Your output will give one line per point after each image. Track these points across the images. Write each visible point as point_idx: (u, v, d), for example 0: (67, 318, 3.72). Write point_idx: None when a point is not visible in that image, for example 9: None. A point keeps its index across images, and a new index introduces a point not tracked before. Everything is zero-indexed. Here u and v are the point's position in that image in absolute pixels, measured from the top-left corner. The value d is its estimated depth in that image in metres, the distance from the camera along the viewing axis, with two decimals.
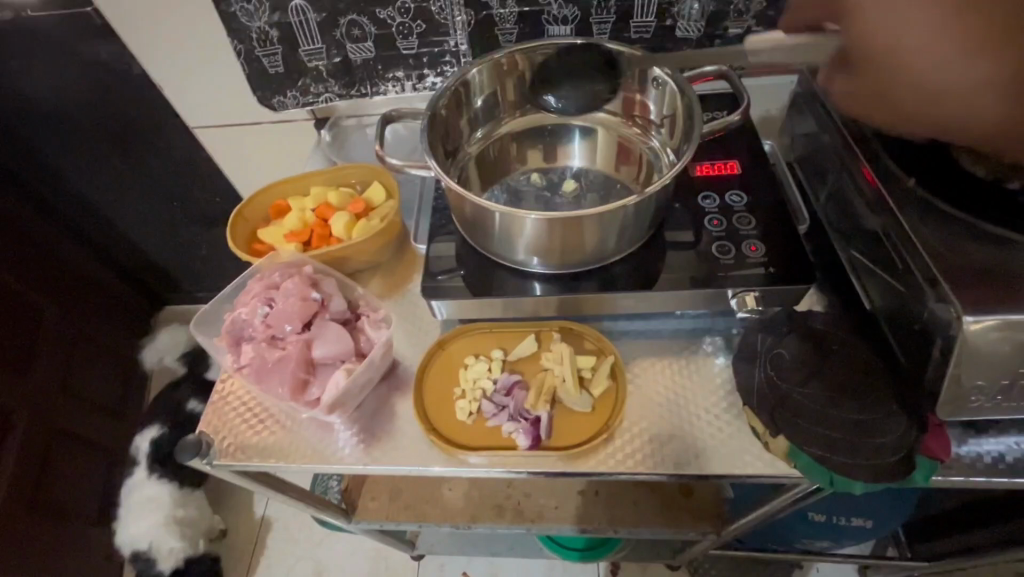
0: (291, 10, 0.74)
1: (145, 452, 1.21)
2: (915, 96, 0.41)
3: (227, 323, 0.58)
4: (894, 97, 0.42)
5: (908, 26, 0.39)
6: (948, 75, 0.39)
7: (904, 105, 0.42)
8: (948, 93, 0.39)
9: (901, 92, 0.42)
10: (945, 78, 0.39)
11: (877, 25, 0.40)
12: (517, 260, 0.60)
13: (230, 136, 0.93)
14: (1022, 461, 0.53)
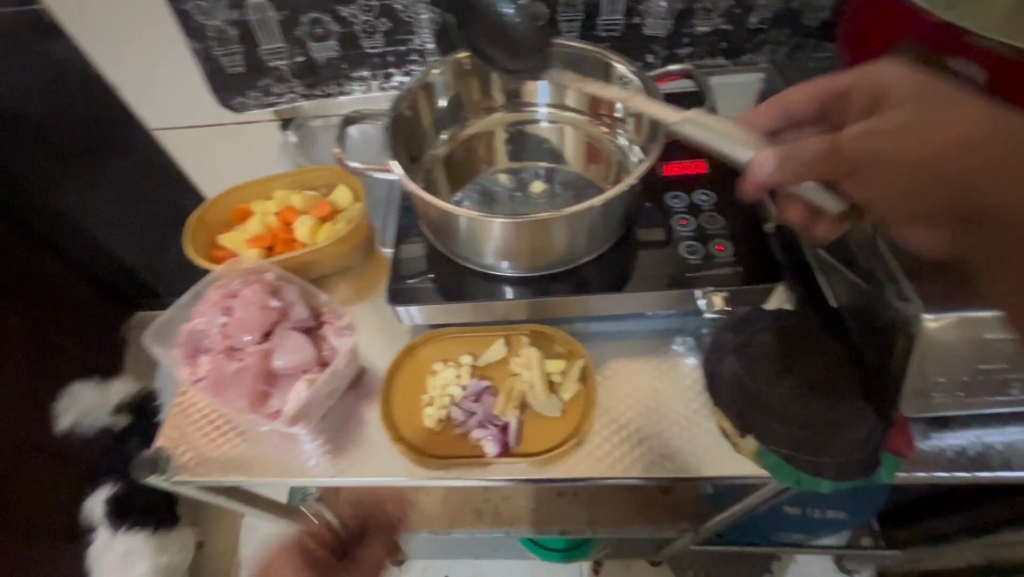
0: (249, 8, 0.71)
1: (106, 513, 1.15)
2: (903, 125, 0.38)
3: (183, 334, 0.57)
4: (881, 130, 0.39)
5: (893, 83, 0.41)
6: (947, 116, 0.37)
7: (891, 138, 0.38)
8: (942, 129, 0.37)
9: (890, 123, 0.39)
10: (943, 117, 0.37)
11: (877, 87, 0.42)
12: (486, 264, 0.59)
13: (193, 138, 0.90)
14: (985, 454, 0.53)
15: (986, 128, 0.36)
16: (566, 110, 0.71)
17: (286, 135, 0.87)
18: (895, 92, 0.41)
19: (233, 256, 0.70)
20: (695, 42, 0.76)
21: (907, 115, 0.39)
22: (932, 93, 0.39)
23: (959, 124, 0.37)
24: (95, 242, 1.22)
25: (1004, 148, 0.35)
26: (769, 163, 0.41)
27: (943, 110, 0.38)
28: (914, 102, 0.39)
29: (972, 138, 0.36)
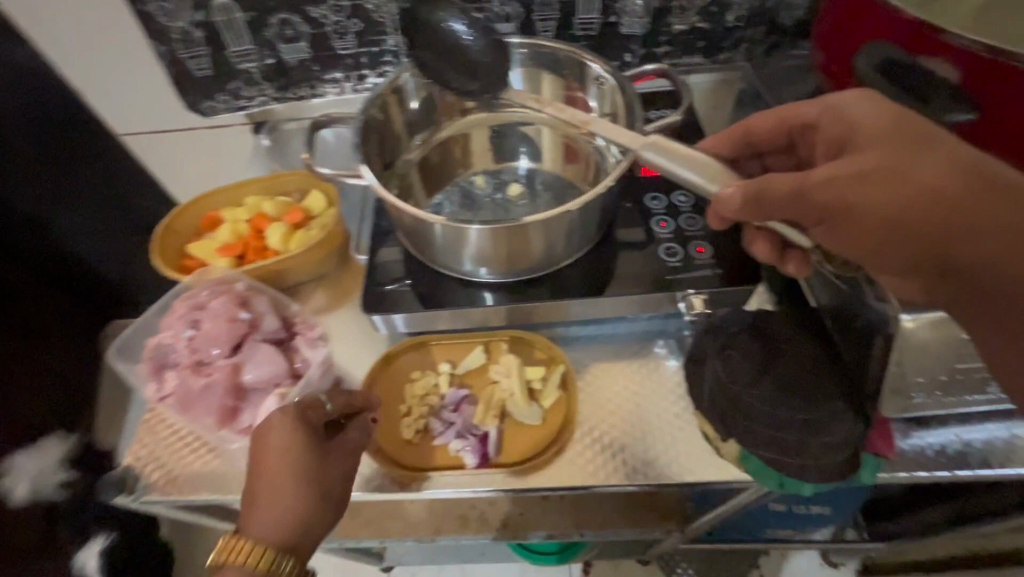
0: (215, 9, 0.69)
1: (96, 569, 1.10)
2: (877, 173, 0.36)
3: (149, 348, 0.55)
4: (854, 174, 0.36)
5: (869, 117, 0.39)
6: (919, 163, 0.35)
7: (863, 185, 0.36)
8: (915, 182, 0.35)
9: (862, 170, 0.36)
10: (917, 166, 0.35)
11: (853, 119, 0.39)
12: (464, 271, 0.58)
13: (162, 143, 0.87)
14: (964, 453, 0.53)
15: (955, 181, 0.35)
16: None
17: (259, 139, 0.85)
18: (868, 128, 0.38)
19: (203, 265, 0.68)
20: (672, 41, 0.76)
21: (879, 159, 0.36)
22: (906, 134, 0.36)
23: (932, 174, 0.35)
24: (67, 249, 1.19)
25: (976, 203, 0.34)
26: (742, 193, 0.40)
27: (916, 157, 0.36)
28: (887, 144, 0.37)
29: (944, 193, 0.35)
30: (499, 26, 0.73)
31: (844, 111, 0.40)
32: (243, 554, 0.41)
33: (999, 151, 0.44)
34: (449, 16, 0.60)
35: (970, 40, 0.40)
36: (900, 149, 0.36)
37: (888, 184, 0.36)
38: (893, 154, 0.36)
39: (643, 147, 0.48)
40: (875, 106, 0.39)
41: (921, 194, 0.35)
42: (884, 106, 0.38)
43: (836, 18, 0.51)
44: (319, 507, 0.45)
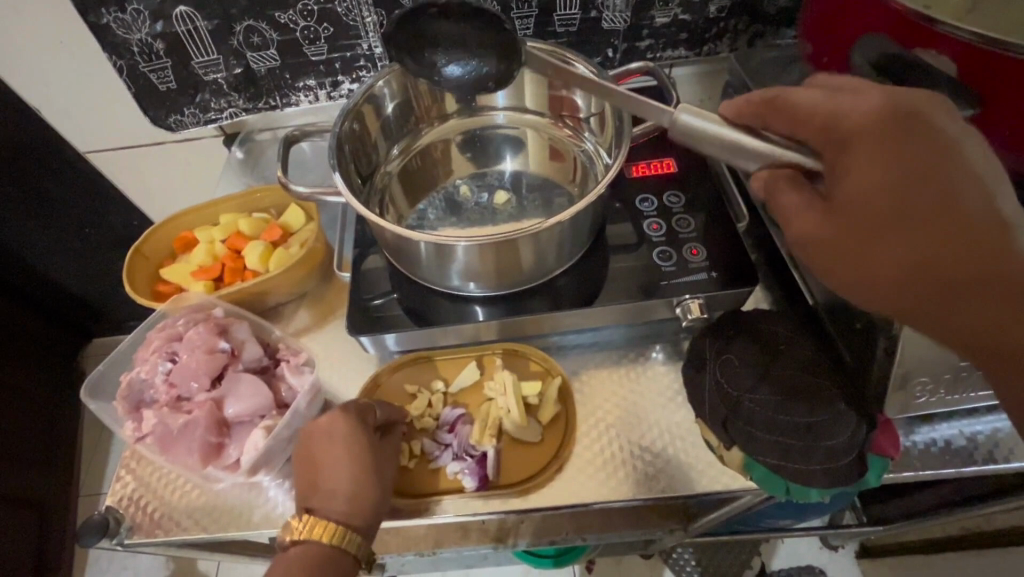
0: (175, 18, 0.65)
1: None
2: (856, 243, 0.34)
3: (124, 385, 0.52)
4: (827, 242, 0.35)
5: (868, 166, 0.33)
6: (902, 234, 0.32)
7: (837, 249, 0.35)
8: (888, 257, 0.33)
9: (841, 239, 0.34)
10: (896, 240, 0.33)
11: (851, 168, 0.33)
12: (453, 286, 0.56)
13: (131, 159, 0.84)
14: (969, 448, 0.53)
15: (943, 258, 0.32)
16: (526, 112, 0.68)
17: (231, 152, 0.79)
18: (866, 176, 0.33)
19: (179, 290, 0.65)
20: (655, 34, 0.74)
21: (863, 224, 0.33)
22: (901, 199, 0.32)
23: (911, 249, 0.32)
24: (39, 270, 1.15)
25: (947, 288, 0.33)
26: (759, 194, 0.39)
27: (903, 227, 0.32)
28: (878, 205, 0.32)
29: (927, 267, 0.32)
30: None
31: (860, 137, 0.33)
32: (318, 532, 0.46)
33: (998, 143, 0.43)
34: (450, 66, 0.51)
35: (968, 32, 0.39)
36: (888, 218, 0.32)
37: (866, 256, 0.34)
38: (878, 223, 0.33)
39: (682, 107, 0.40)
40: (880, 153, 0.32)
41: (891, 271, 0.33)
42: (887, 154, 0.32)
43: (825, 7, 0.49)
44: (379, 487, 0.49)
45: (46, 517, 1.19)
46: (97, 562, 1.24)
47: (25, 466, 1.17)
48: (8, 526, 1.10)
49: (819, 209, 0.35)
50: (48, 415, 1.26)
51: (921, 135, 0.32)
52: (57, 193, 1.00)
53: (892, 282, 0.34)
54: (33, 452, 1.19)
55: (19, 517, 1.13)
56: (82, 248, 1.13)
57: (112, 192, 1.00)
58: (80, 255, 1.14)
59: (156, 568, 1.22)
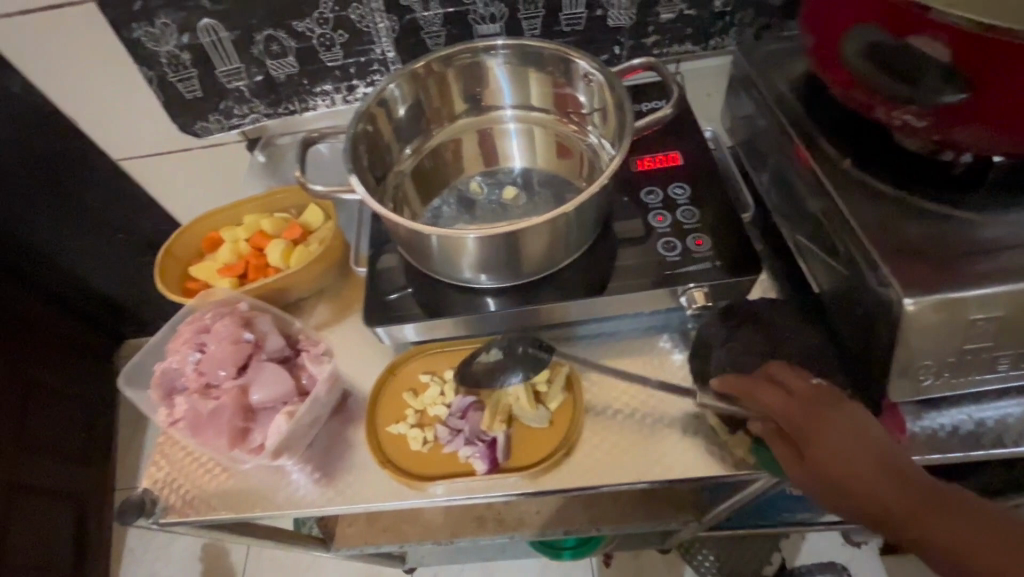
0: (201, 31, 0.69)
1: None
2: (841, 467, 0.44)
3: (158, 374, 0.56)
4: (836, 471, 0.44)
5: (841, 422, 0.46)
6: (865, 465, 0.44)
7: (846, 488, 0.44)
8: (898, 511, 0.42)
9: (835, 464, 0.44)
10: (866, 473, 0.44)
11: (828, 421, 0.46)
12: (464, 278, 0.58)
13: (160, 166, 0.88)
14: (978, 433, 0.51)
15: (906, 485, 0.43)
16: (531, 110, 0.69)
17: (254, 155, 0.83)
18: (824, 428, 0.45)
19: (206, 286, 0.69)
20: (662, 31, 0.75)
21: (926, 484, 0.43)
22: (884, 457, 0.44)
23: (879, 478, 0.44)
24: (74, 272, 1.22)
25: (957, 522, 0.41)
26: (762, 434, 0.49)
27: (864, 459, 0.44)
28: (855, 459, 0.44)
29: (907, 501, 0.42)
30: (484, 27, 0.73)
31: (826, 420, 0.46)
32: None
33: (992, 130, 0.43)
34: (520, 197, 0.65)
35: (960, 17, 0.39)
36: (881, 472, 0.44)
37: (860, 484, 0.44)
38: (872, 464, 0.44)
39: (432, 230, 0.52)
40: (834, 416, 0.46)
41: (912, 516, 0.42)
42: (835, 413, 0.46)
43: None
44: None
45: (83, 508, 1.25)
46: (132, 551, 1.30)
47: (62, 457, 1.23)
48: (47, 513, 1.16)
49: (805, 469, 0.46)
50: (82, 411, 1.32)
51: (836, 409, 0.47)
52: (91, 198, 1.06)
53: (887, 504, 0.43)
54: (69, 444, 1.26)
55: (59, 505, 1.19)
56: (113, 250, 1.18)
57: (144, 198, 1.05)
58: (113, 259, 1.20)
59: (186, 556, 1.27)
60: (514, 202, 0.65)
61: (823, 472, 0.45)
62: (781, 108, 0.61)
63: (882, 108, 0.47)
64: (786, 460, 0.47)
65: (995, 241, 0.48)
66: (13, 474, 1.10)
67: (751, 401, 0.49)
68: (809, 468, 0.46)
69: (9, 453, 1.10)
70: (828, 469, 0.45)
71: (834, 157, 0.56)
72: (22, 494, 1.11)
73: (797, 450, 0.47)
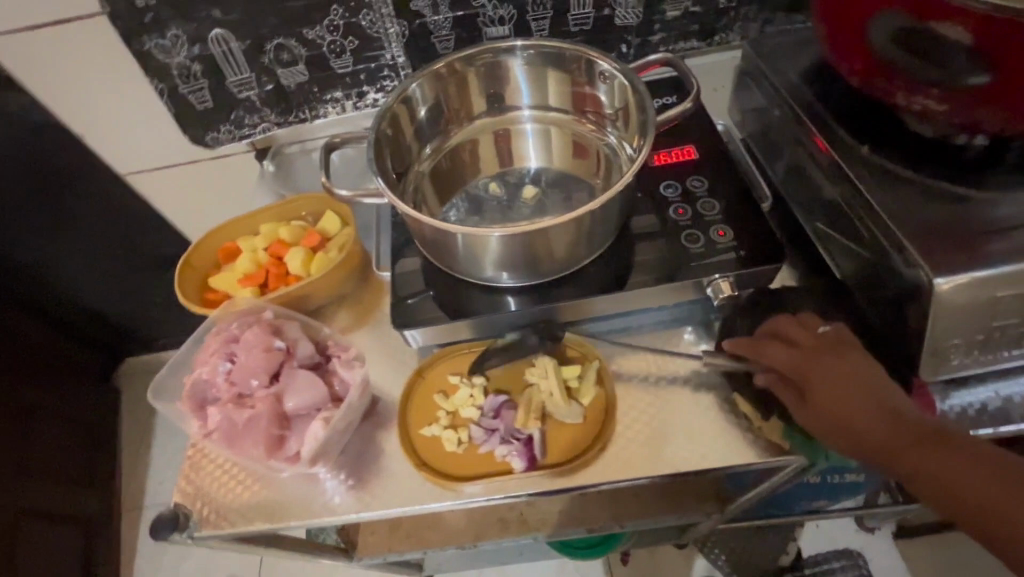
0: (211, 41, 0.69)
1: None
2: (841, 408, 0.47)
3: (188, 386, 0.55)
4: (835, 411, 0.47)
5: (842, 369, 0.48)
6: (865, 408, 0.46)
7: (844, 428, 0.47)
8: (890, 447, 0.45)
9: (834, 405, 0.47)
10: (864, 415, 0.46)
11: (830, 367, 0.48)
12: (486, 277, 0.58)
13: (167, 180, 0.88)
14: (1004, 409, 0.52)
15: (903, 427, 0.45)
16: (549, 110, 0.70)
17: (265, 166, 0.82)
18: (825, 373, 0.48)
19: (226, 296, 0.68)
20: (668, 28, 0.76)
21: (920, 424, 0.46)
22: (881, 398, 0.47)
23: (877, 419, 0.46)
24: (75, 291, 1.20)
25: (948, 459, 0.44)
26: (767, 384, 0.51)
27: (863, 403, 0.47)
28: (854, 401, 0.47)
29: (903, 439, 0.45)
30: (493, 29, 0.74)
31: (828, 366, 0.48)
32: None
33: (1012, 111, 0.44)
34: (535, 198, 0.66)
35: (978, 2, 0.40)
36: (883, 415, 0.46)
37: (857, 424, 0.46)
38: (871, 407, 0.47)
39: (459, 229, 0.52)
40: (837, 364, 0.48)
41: (905, 454, 0.45)
42: (837, 361, 0.49)
43: None
44: None
45: (88, 531, 1.22)
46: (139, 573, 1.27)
47: (66, 480, 1.21)
48: (52, 538, 1.13)
49: (806, 412, 0.48)
50: (84, 432, 1.29)
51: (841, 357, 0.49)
52: (92, 215, 1.04)
53: (882, 443, 0.45)
54: (72, 466, 1.23)
55: (64, 529, 1.16)
56: (114, 267, 1.17)
57: (146, 213, 1.04)
58: (113, 276, 1.19)
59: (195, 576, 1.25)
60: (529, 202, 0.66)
61: (823, 414, 0.47)
62: (794, 98, 0.62)
63: (902, 93, 0.48)
64: (790, 403, 0.50)
65: (1014, 219, 0.49)
66: (16, 499, 1.07)
67: (756, 355, 0.52)
68: (811, 411, 0.48)
69: (13, 477, 1.08)
70: (827, 410, 0.47)
71: (851, 144, 0.57)
72: (26, 519, 1.08)
73: (800, 396, 0.49)
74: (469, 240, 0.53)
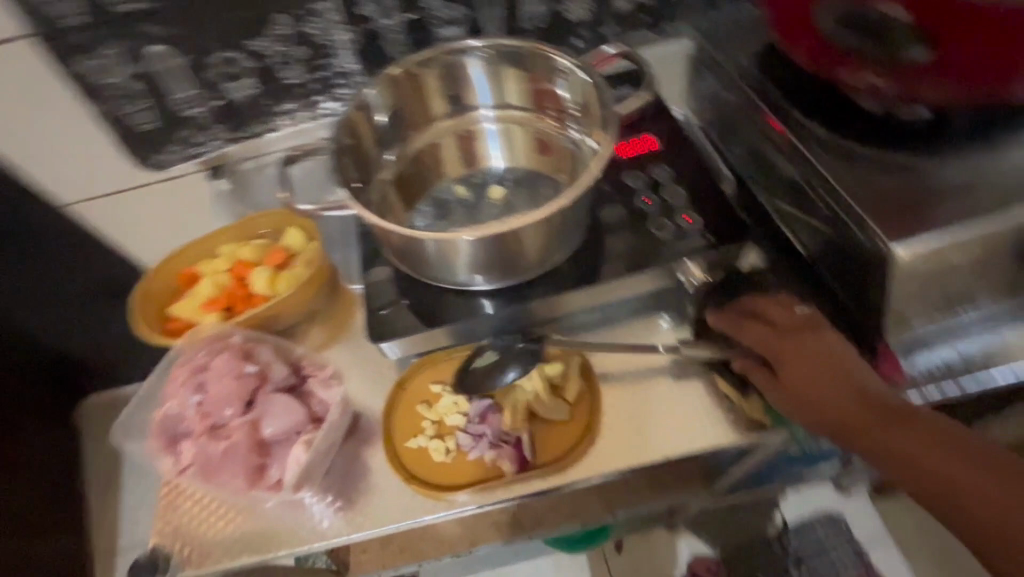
0: (150, 57, 0.66)
1: None
2: (808, 385, 0.50)
3: (157, 422, 0.53)
4: (802, 389, 0.50)
5: (813, 349, 0.51)
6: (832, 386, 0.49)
7: (810, 403, 0.49)
8: (855, 421, 0.47)
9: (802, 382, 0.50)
10: (829, 392, 0.49)
11: (802, 347, 0.52)
12: (459, 281, 0.57)
13: (112, 211, 0.81)
14: (964, 367, 0.55)
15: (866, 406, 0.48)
16: (510, 109, 0.69)
17: (219, 182, 0.80)
18: (795, 352, 0.51)
19: (189, 324, 0.65)
20: (620, 21, 0.77)
21: (879, 400, 0.48)
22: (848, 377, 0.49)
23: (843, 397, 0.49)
24: None
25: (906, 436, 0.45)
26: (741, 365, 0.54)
27: (831, 382, 0.49)
28: (820, 379, 0.50)
29: (865, 416, 0.47)
30: (446, 31, 0.73)
31: (798, 345, 0.52)
32: None
33: (953, 82, 0.46)
34: (502, 197, 0.66)
35: None
36: (848, 393, 0.49)
37: (822, 400, 0.49)
38: (837, 385, 0.49)
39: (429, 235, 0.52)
40: (808, 346, 0.52)
41: (867, 430, 0.47)
42: (809, 342, 0.52)
43: None
44: None
45: None
46: None
47: None
48: None
49: (780, 387, 0.51)
50: None
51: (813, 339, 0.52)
52: None
53: (844, 418, 0.48)
54: None
55: None
56: None
57: None
58: None
59: None
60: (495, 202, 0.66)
61: (791, 391, 0.51)
62: (747, 83, 0.64)
63: (850, 71, 0.50)
64: (761, 382, 0.53)
65: (964, 184, 0.51)
66: None
67: (735, 333, 0.55)
68: (780, 388, 0.51)
69: None
70: (799, 386, 0.50)
71: (804, 124, 0.58)
72: None
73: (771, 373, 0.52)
74: (440, 245, 0.53)
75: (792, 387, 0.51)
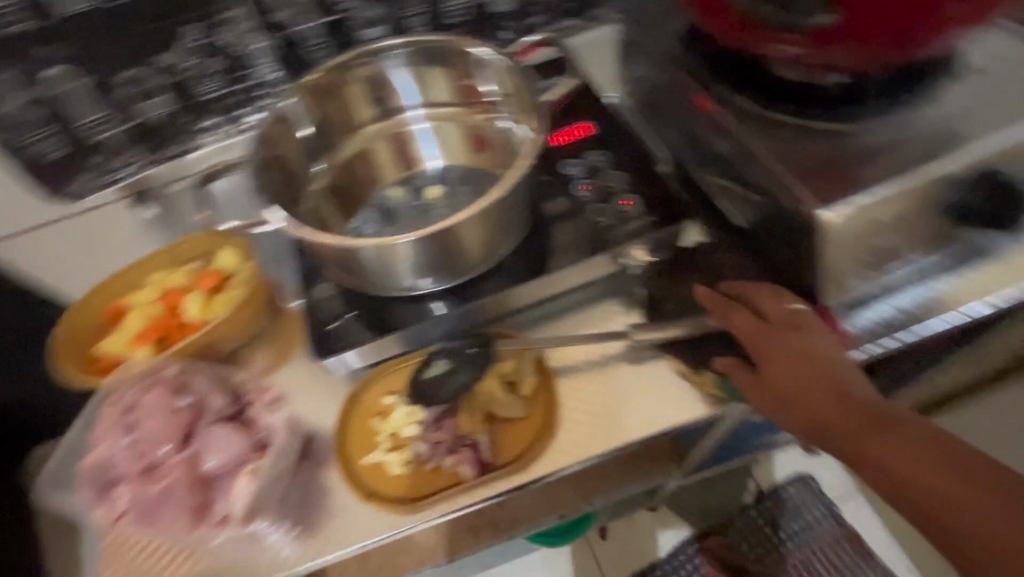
0: (48, 82, 0.62)
1: None
2: (789, 382, 0.47)
3: (91, 469, 0.50)
4: (781, 385, 0.48)
5: (801, 348, 0.48)
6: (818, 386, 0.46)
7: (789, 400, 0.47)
8: (842, 427, 0.44)
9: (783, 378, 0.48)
10: (811, 392, 0.46)
11: (793, 343, 0.49)
12: (403, 287, 0.55)
13: (21, 254, 0.72)
14: (899, 320, 0.57)
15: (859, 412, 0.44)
16: (439, 106, 0.67)
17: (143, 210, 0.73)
18: (783, 347, 0.49)
19: (118, 362, 0.61)
20: (544, 10, 0.76)
21: (872, 408, 0.44)
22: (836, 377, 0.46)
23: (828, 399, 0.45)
24: None
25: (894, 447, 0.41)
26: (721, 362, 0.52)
27: (817, 381, 0.46)
28: (803, 378, 0.47)
29: (852, 421, 0.43)
30: (368, 32, 0.71)
31: (787, 340, 0.49)
32: None
33: (860, 47, 0.47)
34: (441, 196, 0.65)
35: None
36: (837, 397, 0.45)
37: (802, 398, 0.46)
38: (820, 385, 0.46)
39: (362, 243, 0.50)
40: (797, 344, 0.49)
41: (848, 434, 0.43)
42: (799, 339, 0.49)
43: None
44: None
45: None
46: None
47: None
48: None
49: (760, 382, 0.49)
50: None
51: (806, 336, 0.49)
52: None
53: (825, 420, 0.45)
54: None
55: None
56: None
57: None
58: None
59: None
60: (437, 203, 0.64)
61: (770, 386, 0.48)
62: (671, 63, 0.64)
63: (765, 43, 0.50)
64: (743, 377, 0.51)
65: (883, 145, 0.52)
66: None
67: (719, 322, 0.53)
68: (759, 383, 0.49)
69: None
70: (779, 383, 0.48)
71: (730, 98, 0.59)
72: None
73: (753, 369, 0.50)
74: (374, 253, 0.51)
75: (770, 382, 0.48)
